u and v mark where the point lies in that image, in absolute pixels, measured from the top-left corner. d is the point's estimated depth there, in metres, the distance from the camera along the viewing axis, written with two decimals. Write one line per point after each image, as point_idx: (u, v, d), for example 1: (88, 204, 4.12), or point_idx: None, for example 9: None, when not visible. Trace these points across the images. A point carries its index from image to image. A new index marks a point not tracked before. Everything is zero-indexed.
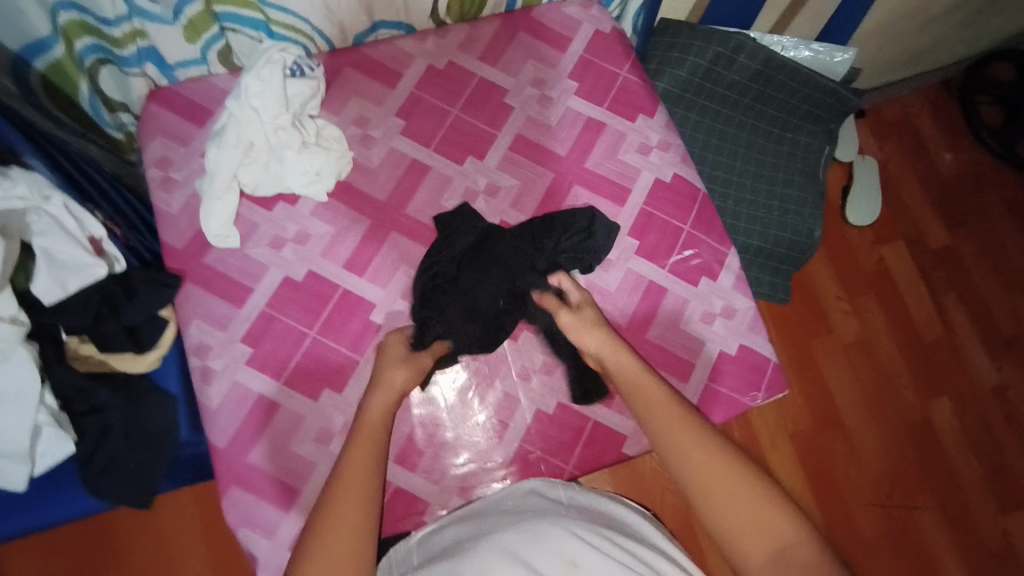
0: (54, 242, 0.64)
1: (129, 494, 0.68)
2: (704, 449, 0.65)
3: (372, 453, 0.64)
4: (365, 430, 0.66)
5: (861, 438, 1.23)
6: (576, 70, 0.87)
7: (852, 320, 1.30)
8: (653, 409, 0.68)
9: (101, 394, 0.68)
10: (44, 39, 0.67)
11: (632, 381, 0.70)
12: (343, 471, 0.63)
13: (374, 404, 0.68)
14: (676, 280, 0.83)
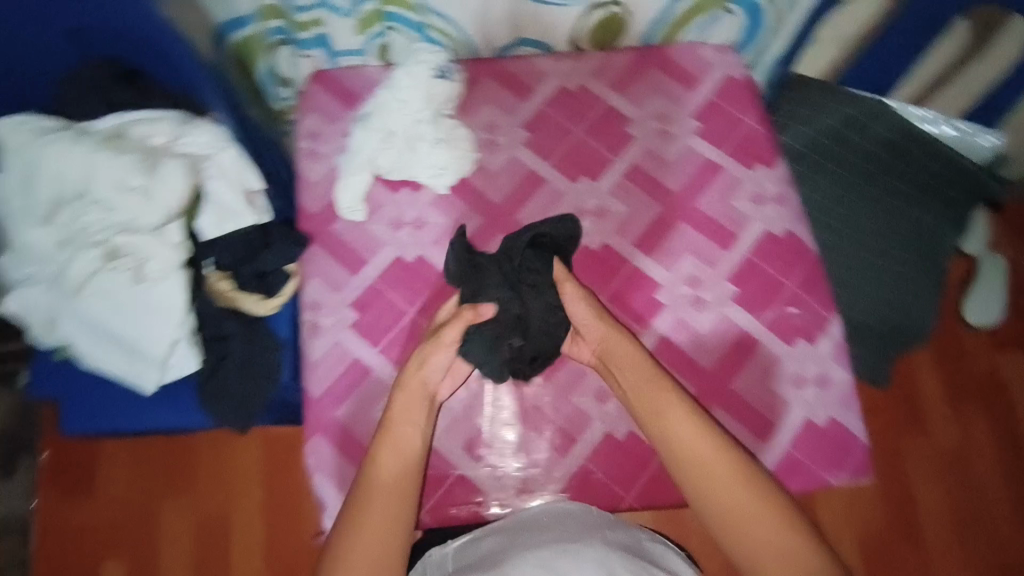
0: (223, 189, 0.73)
1: (232, 418, 0.77)
2: (713, 462, 0.68)
3: (401, 445, 0.70)
4: (402, 429, 0.71)
5: (938, 557, 1.13)
6: (702, 111, 0.88)
7: (951, 427, 1.19)
8: (667, 421, 0.71)
9: (228, 323, 0.76)
10: (243, 16, 0.74)
11: (648, 392, 0.72)
12: (381, 465, 0.69)
13: (410, 402, 0.72)
14: (772, 335, 0.82)
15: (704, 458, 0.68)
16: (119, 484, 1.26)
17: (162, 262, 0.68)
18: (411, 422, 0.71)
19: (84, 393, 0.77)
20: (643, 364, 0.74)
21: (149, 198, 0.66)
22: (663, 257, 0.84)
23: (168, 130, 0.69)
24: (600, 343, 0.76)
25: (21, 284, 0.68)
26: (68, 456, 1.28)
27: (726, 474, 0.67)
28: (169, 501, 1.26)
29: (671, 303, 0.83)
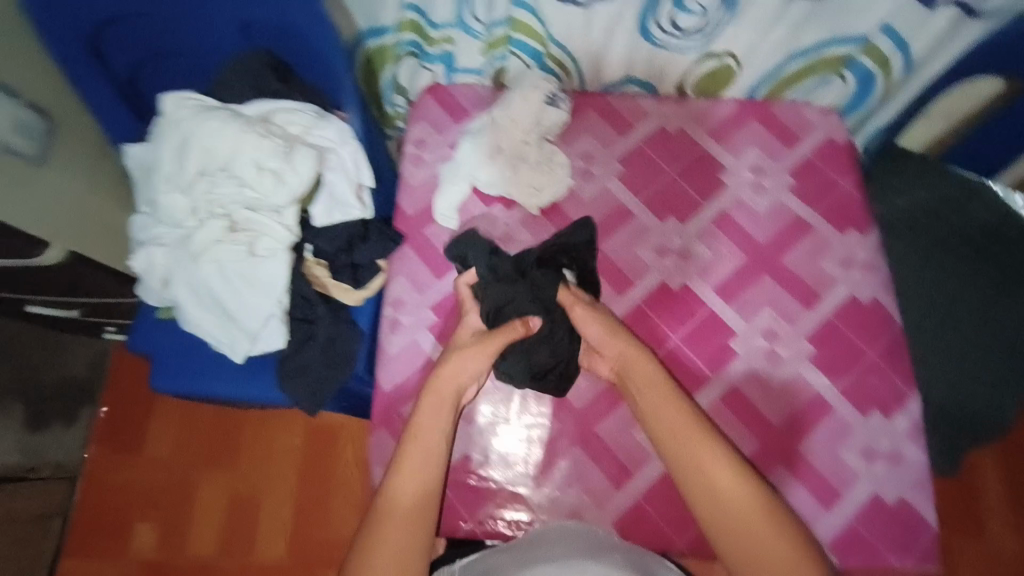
0: (338, 181, 0.76)
1: (303, 398, 0.79)
2: (726, 485, 0.67)
3: (425, 452, 0.69)
4: (427, 433, 0.70)
5: None
6: (798, 169, 0.89)
7: (1013, 535, 1.12)
8: (682, 441, 0.70)
9: (319, 308, 0.80)
10: (384, 27, 0.78)
11: (665, 410, 0.71)
12: (403, 468, 0.68)
13: (436, 407, 0.72)
14: (846, 402, 0.80)
15: (717, 480, 0.67)
16: (165, 451, 1.34)
17: (273, 239, 0.73)
18: (436, 426, 0.71)
19: (178, 352, 0.82)
20: (662, 383, 0.73)
21: (278, 181, 0.71)
22: (742, 306, 0.84)
23: (303, 121, 0.73)
24: (619, 357, 0.76)
25: (147, 243, 0.75)
26: (123, 417, 1.36)
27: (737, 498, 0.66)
28: (207, 476, 1.33)
29: (746, 353, 0.82)
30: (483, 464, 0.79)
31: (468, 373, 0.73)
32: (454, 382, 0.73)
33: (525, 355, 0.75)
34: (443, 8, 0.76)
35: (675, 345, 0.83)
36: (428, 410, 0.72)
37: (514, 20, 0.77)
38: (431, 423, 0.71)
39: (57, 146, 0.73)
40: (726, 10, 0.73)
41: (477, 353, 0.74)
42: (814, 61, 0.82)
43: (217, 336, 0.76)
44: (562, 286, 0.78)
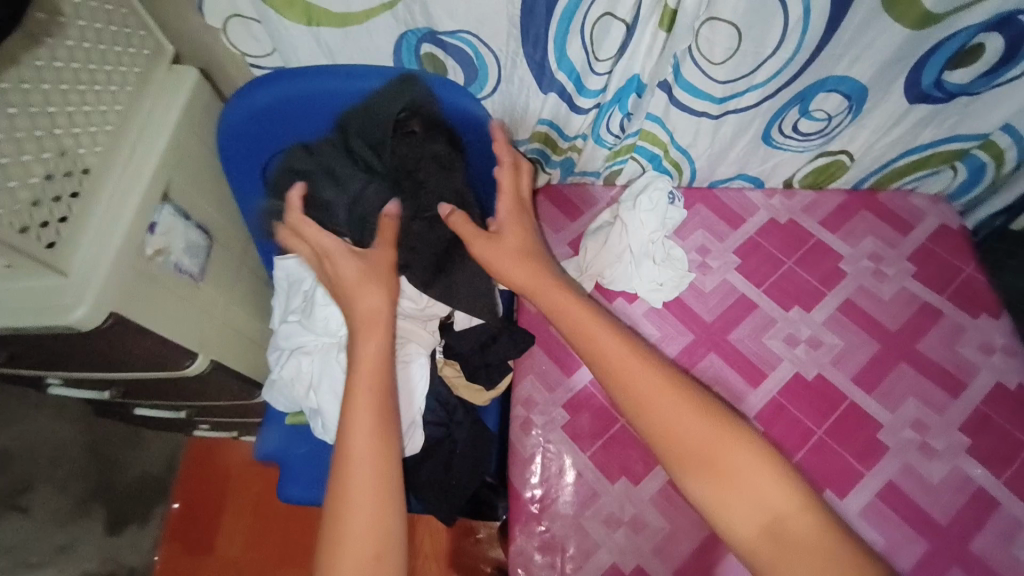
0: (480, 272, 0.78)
1: (439, 507, 0.78)
2: (724, 452, 0.56)
3: (375, 410, 0.60)
4: (367, 390, 0.61)
5: None
6: (917, 255, 0.90)
7: None
8: (664, 413, 0.58)
9: (457, 413, 0.79)
10: (519, 139, 0.85)
11: (637, 378, 0.60)
12: (353, 457, 0.58)
13: (375, 353, 0.62)
14: (1014, 497, 0.75)
15: (708, 446, 0.56)
16: (238, 551, 1.20)
17: (420, 344, 0.75)
18: (384, 400, 0.61)
19: (311, 461, 0.81)
20: (629, 349, 0.62)
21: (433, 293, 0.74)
22: (884, 396, 0.81)
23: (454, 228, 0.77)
24: (567, 328, 0.65)
25: (293, 351, 0.76)
26: (193, 508, 1.23)
27: (741, 466, 0.55)
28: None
29: (897, 447, 0.78)
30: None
31: (377, 307, 0.63)
32: (381, 333, 0.63)
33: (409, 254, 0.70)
34: (579, 123, 0.81)
35: (820, 440, 0.79)
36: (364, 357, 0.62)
37: (643, 132, 0.83)
38: (375, 398, 0.61)
39: (209, 263, 0.76)
40: (850, 116, 0.78)
41: (379, 281, 0.64)
42: (929, 155, 0.86)
43: None
44: (419, 153, 0.68)
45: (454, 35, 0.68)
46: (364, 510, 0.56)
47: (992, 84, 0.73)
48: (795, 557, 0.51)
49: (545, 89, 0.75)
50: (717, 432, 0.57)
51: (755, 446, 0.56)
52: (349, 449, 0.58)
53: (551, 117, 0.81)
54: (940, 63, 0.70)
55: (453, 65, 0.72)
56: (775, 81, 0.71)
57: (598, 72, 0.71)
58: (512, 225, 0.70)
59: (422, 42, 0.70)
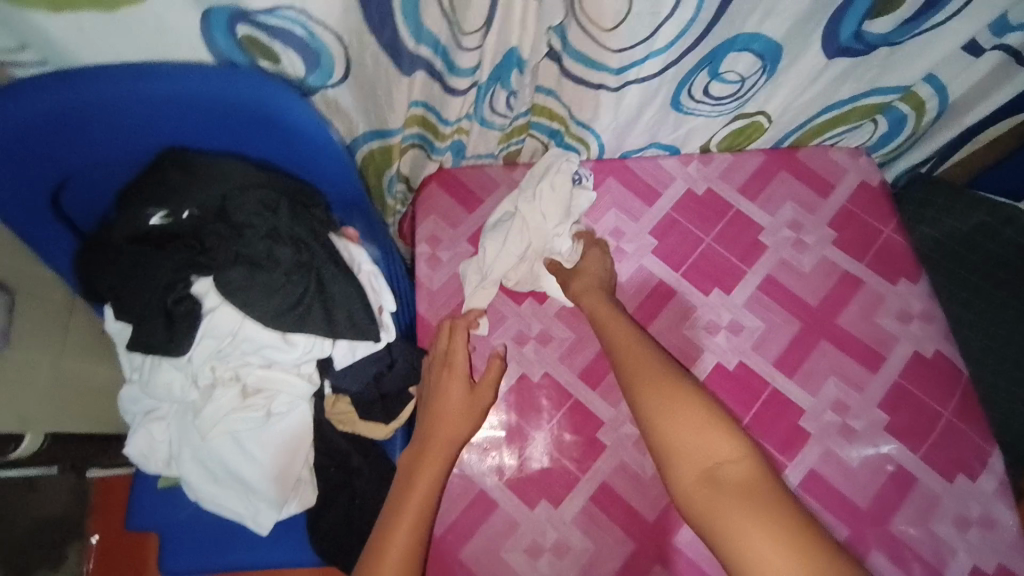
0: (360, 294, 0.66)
1: (344, 560, 0.68)
2: (683, 413, 0.58)
3: (440, 465, 0.66)
4: (443, 432, 0.68)
5: None
6: (837, 219, 0.85)
7: None
8: (644, 376, 0.63)
9: (354, 458, 0.70)
10: (390, 130, 0.71)
11: (631, 351, 0.66)
12: (399, 511, 0.62)
13: (461, 413, 0.69)
14: (929, 469, 0.74)
15: (667, 405, 0.59)
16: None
17: (292, 393, 0.63)
18: (434, 474, 0.65)
19: (194, 527, 0.70)
20: (629, 328, 0.69)
21: (288, 346, 0.59)
22: (806, 379, 0.78)
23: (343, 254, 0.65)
24: (595, 316, 0.72)
25: (140, 421, 0.63)
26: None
27: (694, 425, 0.58)
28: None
29: (818, 432, 0.76)
30: None
31: (455, 436, 0.68)
32: (448, 439, 0.68)
33: (250, 293, 0.56)
34: (457, 106, 0.68)
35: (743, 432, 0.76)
36: (444, 427, 0.68)
37: (536, 107, 0.72)
38: (432, 472, 0.65)
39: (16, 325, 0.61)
40: (765, 75, 0.69)
41: (458, 409, 0.69)
42: (850, 109, 0.79)
43: (238, 511, 0.64)
44: (211, 179, 0.57)
45: (273, 13, 0.53)
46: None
47: (913, 34, 0.66)
48: (728, 497, 0.53)
49: (407, 71, 0.62)
50: (684, 392, 0.60)
51: (713, 409, 0.58)
52: (399, 498, 0.63)
53: (424, 97, 0.67)
54: (861, 11, 0.61)
55: (283, 49, 0.57)
56: (680, 44, 0.62)
57: (467, 48, 0.58)
58: (591, 263, 0.77)
59: (234, 21, 0.53)
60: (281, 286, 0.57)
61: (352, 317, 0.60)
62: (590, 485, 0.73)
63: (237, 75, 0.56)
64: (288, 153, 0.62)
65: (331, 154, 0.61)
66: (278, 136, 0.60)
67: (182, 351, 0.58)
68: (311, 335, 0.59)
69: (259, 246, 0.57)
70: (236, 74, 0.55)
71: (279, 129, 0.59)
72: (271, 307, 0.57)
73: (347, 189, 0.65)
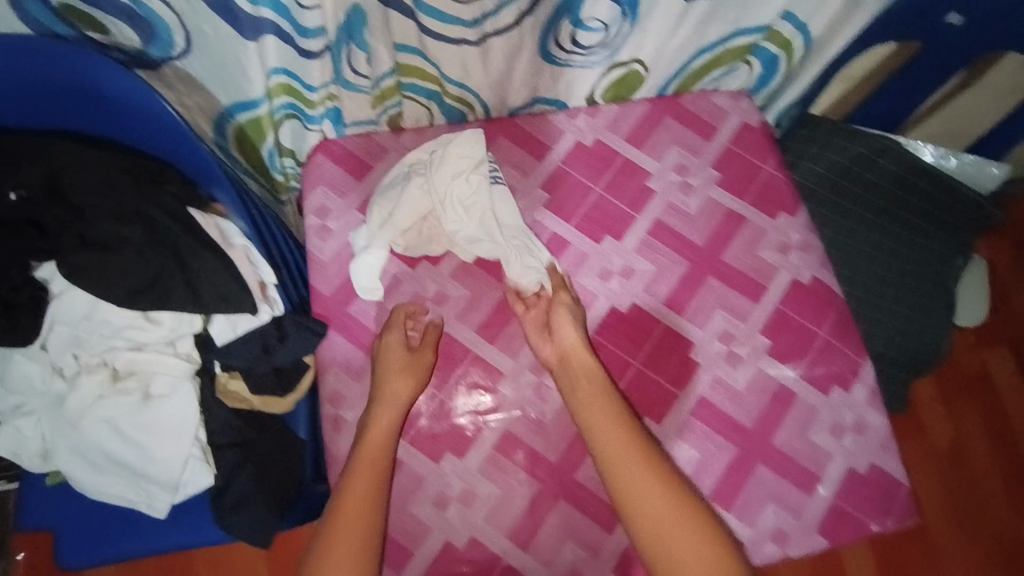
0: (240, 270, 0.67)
1: (251, 533, 0.69)
2: (656, 495, 0.64)
3: (392, 418, 0.69)
4: (394, 397, 0.70)
5: (949, 550, 1.21)
6: (720, 160, 0.88)
7: (947, 422, 1.29)
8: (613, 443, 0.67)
9: (248, 432, 0.71)
10: (253, 99, 0.70)
11: (598, 413, 0.69)
12: (352, 486, 0.65)
13: (406, 373, 0.72)
14: (809, 387, 0.80)
15: (635, 478, 0.65)
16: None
17: (171, 374, 0.64)
18: (375, 475, 0.66)
19: (90, 514, 0.69)
20: (621, 421, 0.68)
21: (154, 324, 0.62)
22: (695, 314, 0.81)
23: (216, 232, 0.65)
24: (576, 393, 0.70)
25: (8, 416, 0.62)
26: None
27: (660, 501, 0.64)
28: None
29: (706, 361, 0.80)
30: (467, 546, 0.72)
31: (388, 426, 0.69)
32: (386, 432, 0.69)
33: (100, 273, 0.57)
34: (319, 70, 0.67)
35: (637, 370, 0.79)
36: (395, 387, 0.71)
37: (402, 67, 0.72)
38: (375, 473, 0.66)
39: None
40: (627, 22, 0.72)
41: (404, 370, 0.72)
42: (722, 52, 0.82)
43: (129, 497, 0.64)
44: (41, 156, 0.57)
45: None
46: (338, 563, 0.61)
47: None
48: None
49: (252, 36, 0.60)
50: (685, 509, 0.64)
51: (713, 523, 0.64)
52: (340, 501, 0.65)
53: (283, 65, 0.66)
54: None
55: (109, 19, 0.58)
56: None
57: (307, 7, 0.57)
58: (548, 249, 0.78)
59: None
60: (133, 264, 0.57)
61: (223, 292, 0.60)
62: (492, 434, 0.75)
63: (39, 45, 0.56)
64: (125, 129, 0.62)
65: (164, 124, 0.61)
66: (108, 112, 0.60)
67: (34, 338, 0.59)
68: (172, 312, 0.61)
69: (97, 227, 0.57)
70: (41, 49, 0.55)
71: (107, 102, 0.59)
72: (123, 286, 0.57)
73: (201, 162, 0.64)
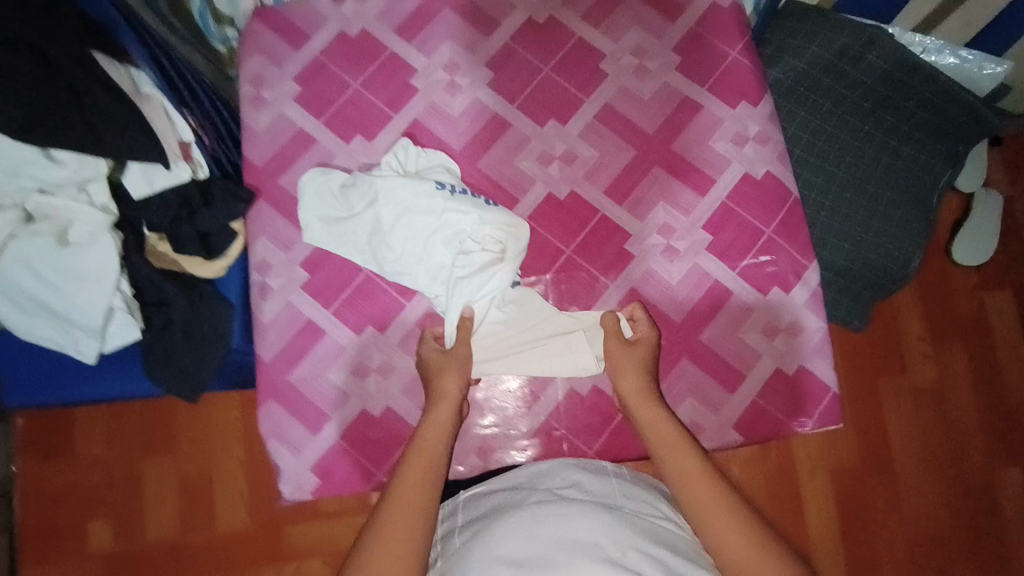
0: (160, 128, 0.67)
1: (179, 386, 0.72)
2: (694, 468, 0.62)
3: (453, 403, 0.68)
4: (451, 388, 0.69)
5: (908, 485, 1.09)
6: (683, 43, 0.81)
7: (930, 364, 1.12)
8: (673, 450, 0.64)
9: (169, 288, 0.70)
10: None
11: (654, 416, 0.67)
12: (413, 462, 0.63)
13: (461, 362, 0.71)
14: (744, 285, 0.77)
15: (698, 475, 0.62)
16: (101, 449, 1.02)
17: (88, 222, 0.65)
18: (428, 491, 0.61)
19: (32, 360, 0.73)
20: (653, 399, 0.69)
21: (62, 167, 0.64)
22: (635, 205, 0.78)
23: (129, 81, 0.66)
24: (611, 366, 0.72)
25: None
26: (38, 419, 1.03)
27: (719, 494, 0.60)
28: (184, 505, 1.01)
29: (641, 253, 0.77)
30: (382, 414, 0.74)
31: (445, 420, 0.67)
32: (437, 449, 0.65)
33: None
34: None
35: (568, 258, 0.77)
36: (450, 377, 0.70)
37: None
38: (424, 485, 0.61)
39: None
40: None
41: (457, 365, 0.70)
42: None
43: (57, 341, 0.67)
44: None
45: None
46: (399, 530, 0.57)
47: None
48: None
49: None
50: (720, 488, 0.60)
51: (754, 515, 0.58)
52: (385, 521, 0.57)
53: None
54: None
55: None
56: None
57: None
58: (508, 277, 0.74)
59: None
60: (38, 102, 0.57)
61: (131, 141, 0.61)
62: (415, 312, 0.76)
63: None
64: None
65: None
66: None
67: None
68: (74, 153, 0.63)
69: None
70: None
71: None
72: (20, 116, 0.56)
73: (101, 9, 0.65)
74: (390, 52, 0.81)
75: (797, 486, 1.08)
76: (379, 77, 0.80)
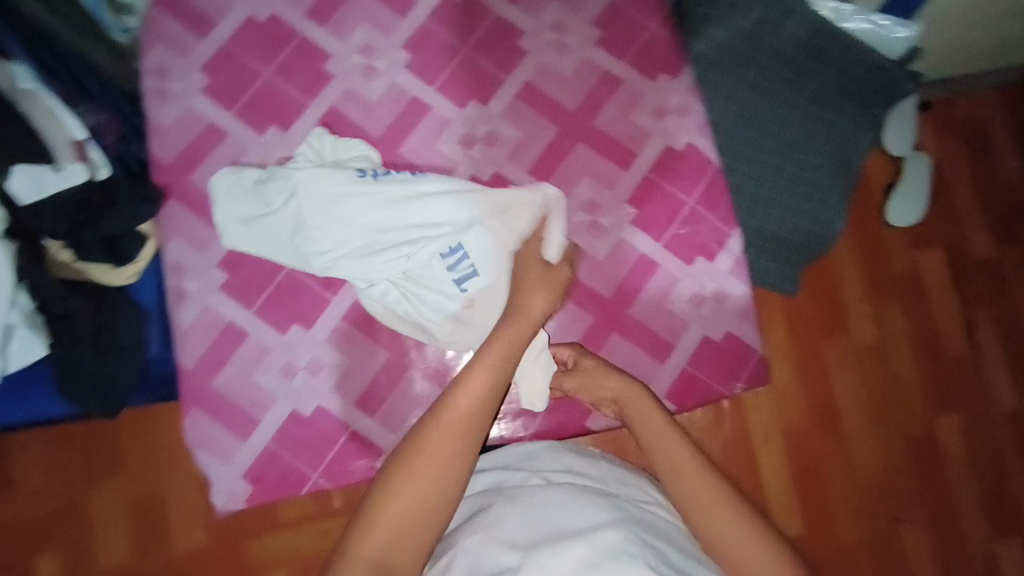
0: (44, 126, 0.63)
1: (96, 401, 0.69)
2: (681, 444, 0.59)
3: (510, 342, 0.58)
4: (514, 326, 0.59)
5: (855, 439, 1.11)
6: (603, 17, 0.81)
7: (870, 322, 1.14)
8: (657, 430, 0.61)
9: (72, 299, 0.66)
10: None
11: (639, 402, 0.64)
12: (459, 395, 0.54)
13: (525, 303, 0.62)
14: (670, 256, 0.77)
15: (679, 454, 0.58)
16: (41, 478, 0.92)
17: None
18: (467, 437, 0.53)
19: None
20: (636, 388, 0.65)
21: None
22: (560, 184, 0.78)
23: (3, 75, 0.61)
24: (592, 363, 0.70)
25: None
26: None
27: (700, 472, 0.56)
28: (137, 527, 0.91)
29: (568, 230, 0.77)
30: (313, 412, 0.72)
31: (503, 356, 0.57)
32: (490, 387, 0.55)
33: None
34: None
35: None
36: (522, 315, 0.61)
37: None
38: (463, 427, 0.53)
39: None
40: None
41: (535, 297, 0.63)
42: None
43: None
44: None
45: None
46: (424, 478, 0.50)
47: None
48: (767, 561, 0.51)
49: None
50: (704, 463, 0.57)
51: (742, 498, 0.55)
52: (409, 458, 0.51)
53: None
54: None
55: None
56: None
57: None
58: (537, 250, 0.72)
59: None
60: None
61: None
62: (341, 305, 0.74)
63: None
64: None
65: None
66: None
67: None
68: None
69: None
70: None
71: None
72: None
73: None
74: (302, 37, 0.77)
75: (752, 449, 1.08)
76: (292, 64, 0.77)
